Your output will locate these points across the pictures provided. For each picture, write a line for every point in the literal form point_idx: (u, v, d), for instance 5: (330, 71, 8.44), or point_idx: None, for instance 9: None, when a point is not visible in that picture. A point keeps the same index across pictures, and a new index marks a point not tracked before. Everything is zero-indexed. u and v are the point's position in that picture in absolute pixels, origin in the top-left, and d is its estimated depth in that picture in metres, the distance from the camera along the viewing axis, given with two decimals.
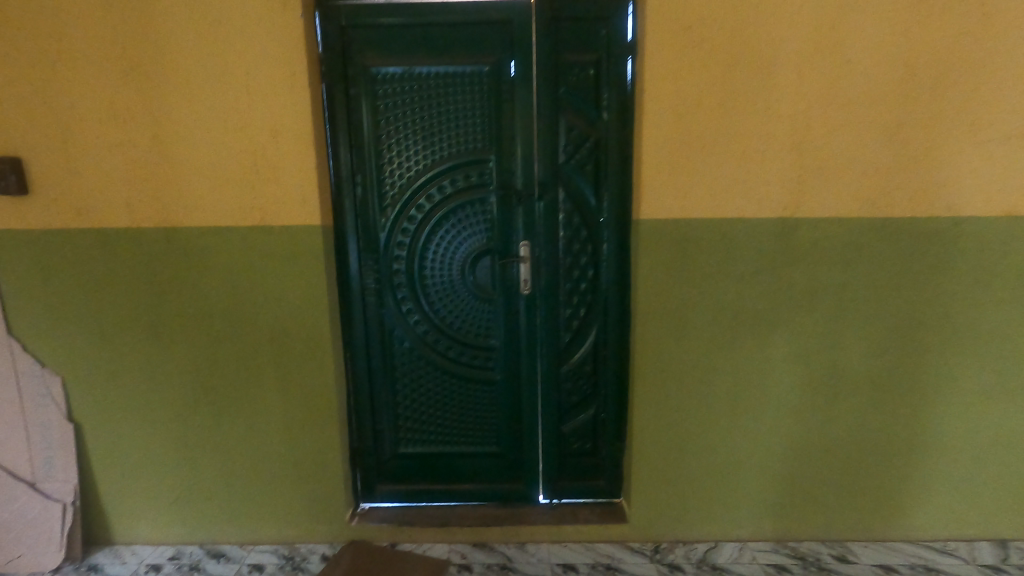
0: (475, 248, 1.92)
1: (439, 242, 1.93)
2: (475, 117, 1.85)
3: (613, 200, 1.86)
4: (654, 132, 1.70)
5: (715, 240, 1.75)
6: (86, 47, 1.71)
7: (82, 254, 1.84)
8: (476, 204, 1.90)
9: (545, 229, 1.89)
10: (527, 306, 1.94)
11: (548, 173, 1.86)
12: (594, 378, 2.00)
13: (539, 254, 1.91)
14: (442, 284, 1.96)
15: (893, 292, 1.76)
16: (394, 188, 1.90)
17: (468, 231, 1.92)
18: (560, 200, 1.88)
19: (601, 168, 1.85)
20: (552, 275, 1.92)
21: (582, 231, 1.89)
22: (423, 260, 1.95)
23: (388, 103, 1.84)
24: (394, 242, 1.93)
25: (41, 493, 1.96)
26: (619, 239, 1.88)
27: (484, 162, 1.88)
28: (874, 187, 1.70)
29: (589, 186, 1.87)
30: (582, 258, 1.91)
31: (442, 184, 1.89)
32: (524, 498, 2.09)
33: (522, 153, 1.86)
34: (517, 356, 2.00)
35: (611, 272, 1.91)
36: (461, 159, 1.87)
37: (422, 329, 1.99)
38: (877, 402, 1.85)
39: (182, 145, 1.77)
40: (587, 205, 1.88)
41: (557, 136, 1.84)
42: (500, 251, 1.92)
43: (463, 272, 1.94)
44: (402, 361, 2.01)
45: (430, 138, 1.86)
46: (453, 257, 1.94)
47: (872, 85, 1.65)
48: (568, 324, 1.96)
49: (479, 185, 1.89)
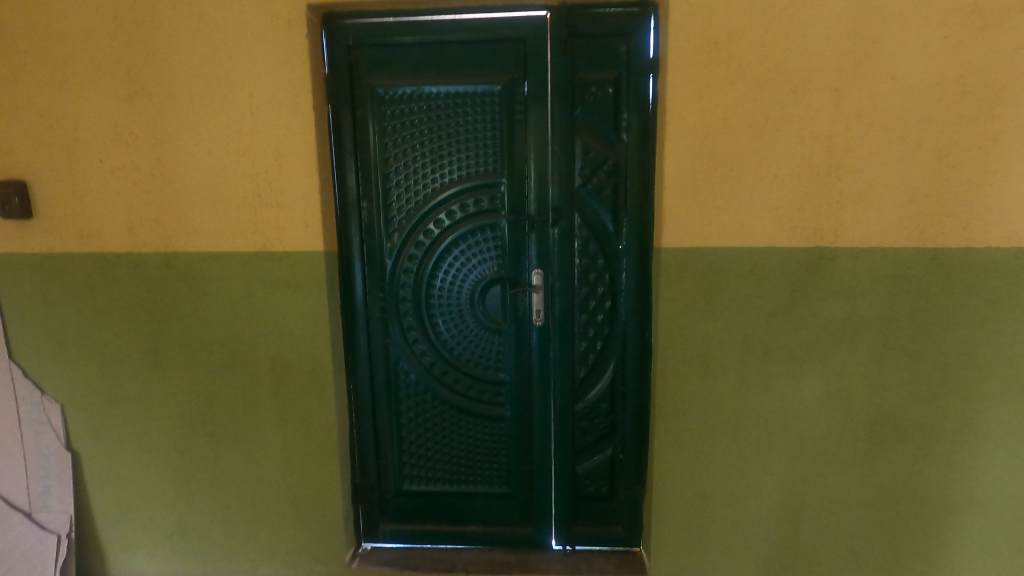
0: (485, 276, 1.82)
1: (448, 270, 1.84)
2: (486, 138, 1.76)
3: (632, 227, 1.74)
4: (676, 155, 1.58)
5: (743, 271, 1.61)
6: (93, 70, 1.69)
7: (84, 279, 1.80)
8: (487, 229, 1.80)
9: (559, 257, 1.78)
10: (540, 338, 1.83)
11: (563, 198, 1.76)
12: (611, 416, 1.86)
13: (553, 283, 1.80)
14: (450, 314, 1.86)
15: (945, 330, 1.59)
16: (402, 213, 1.82)
17: (478, 258, 1.82)
18: (576, 226, 1.77)
19: (620, 192, 1.74)
20: (566, 306, 1.81)
21: (599, 259, 1.78)
22: (431, 288, 1.85)
23: (396, 125, 1.76)
24: (400, 268, 1.85)
25: (37, 524, 1.90)
26: (639, 268, 1.76)
27: (495, 185, 1.78)
28: (922, 214, 1.54)
29: (607, 211, 1.75)
30: (599, 288, 1.79)
31: (451, 209, 1.80)
32: (535, 543, 1.96)
33: (535, 177, 1.76)
34: (529, 391, 1.88)
35: (630, 303, 1.78)
36: (471, 183, 1.78)
37: (429, 360, 1.89)
38: (928, 452, 1.66)
39: (185, 169, 1.72)
40: (604, 231, 1.76)
41: (573, 158, 1.74)
42: (511, 279, 1.81)
43: (472, 301, 1.84)
44: (408, 394, 1.92)
45: (439, 161, 1.78)
46: (462, 285, 1.84)
47: (919, 104, 1.50)
48: (584, 358, 1.83)
49: (490, 209, 1.79)
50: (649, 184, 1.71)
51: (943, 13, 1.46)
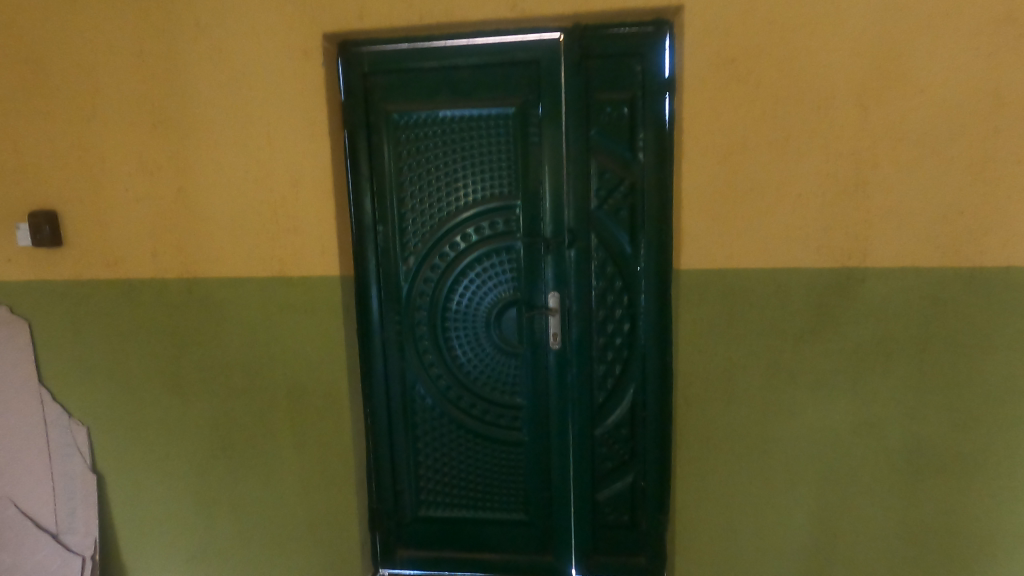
0: (501, 299, 1.80)
1: (464, 292, 1.82)
2: (501, 161, 1.75)
3: (650, 248, 1.70)
4: (694, 176, 1.55)
5: (767, 294, 1.56)
6: (120, 103, 1.74)
7: (110, 304, 1.84)
8: (502, 252, 1.79)
9: (576, 279, 1.75)
10: (557, 361, 1.79)
11: (579, 219, 1.73)
12: (632, 442, 1.81)
13: (570, 305, 1.77)
14: (466, 337, 1.84)
15: (988, 355, 1.49)
16: (417, 236, 1.81)
17: (493, 281, 1.80)
18: (592, 247, 1.74)
19: (637, 213, 1.70)
20: (583, 329, 1.77)
21: (616, 281, 1.74)
22: (447, 311, 1.84)
23: (412, 149, 1.77)
24: (416, 292, 1.84)
25: (62, 545, 1.93)
26: (659, 290, 1.71)
27: (510, 207, 1.76)
28: (958, 232, 1.46)
29: (624, 233, 1.71)
30: (617, 311, 1.75)
31: (466, 232, 1.79)
32: (555, 572, 1.90)
33: (550, 199, 1.74)
34: (547, 415, 1.84)
35: (650, 326, 1.73)
36: (485, 205, 1.77)
37: (445, 384, 1.87)
38: (973, 485, 1.55)
39: (206, 197, 1.75)
40: (622, 253, 1.72)
41: (588, 180, 1.71)
42: (527, 302, 1.79)
43: (488, 325, 1.82)
44: (424, 417, 1.90)
45: (454, 184, 1.77)
46: (477, 308, 1.82)
47: (950, 118, 1.44)
48: (603, 382, 1.79)
49: (505, 232, 1.78)
50: (667, 205, 1.67)
51: (973, 23, 1.40)
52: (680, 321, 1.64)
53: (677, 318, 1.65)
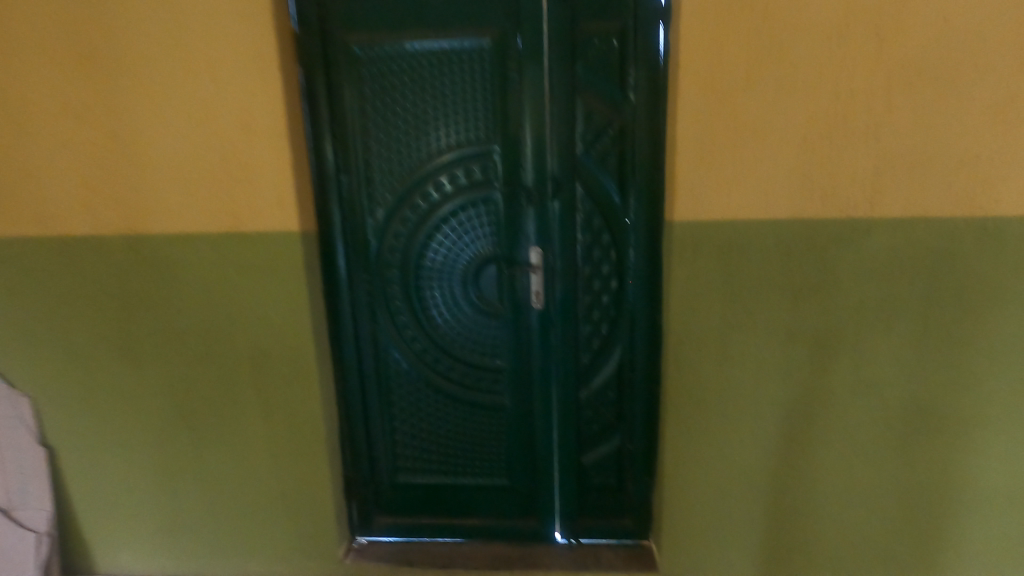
0: (479, 256, 1.66)
1: (438, 249, 1.68)
2: (477, 101, 1.57)
3: (641, 199, 1.56)
4: (690, 119, 1.40)
5: (765, 248, 1.44)
6: (35, 32, 1.50)
7: (45, 265, 1.66)
8: (479, 204, 1.63)
9: (560, 234, 1.62)
10: (540, 322, 1.68)
11: (562, 168, 1.58)
12: (618, 405, 1.73)
13: (553, 262, 1.64)
14: (442, 297, 1.71)
15: (992, 311, 1.41)
16: (385, 187, 1.65)
17: (470, 236, 1.66)
18: (578, 199, 1.60)
19: (627, 161, 1.55)
20: (567, 288, 1.65)
21: (603, 236, 1.61)
22: (420, 269, 1.70)
23: (377, 88, 1.58)
24: (386, 248, 1.69)
25: (14, 522, 1.81)
26: (649, 244, 1.59)
27: (487, 154, 1.60)
28: (971, 180, 1.35)
29: (612, 182, 1.57)
30: (603, 267, 1.63)
31: (440, 182, 1.63)
32: (538, 536, 1.85)
33: (532, 145, 1.58)
34: (529, 379, 1.74)
35: (639, 283, 1.62)
36: (460, 152, 1.60)
37: (420, 347, 1.75)
38: (969, 445, 1.50)
39: (144, 143, 1.55)
40: (610, 204, 1.59)
41: (573, 124, 1.56)
42: (507, 259, 1.65)
43: (466, 284, 1.69)
44: (399, 382, 1.79)
45: (424, 128, 1.60)
46: (453, 265, 1.68)
47: (973, 51, 1.29)
48: (588, 343, 1.69)
49: (482, 182, 1.62)
50: (660, 149, 1.52)
51: None
52: (671, 277, 1.53)
53: (669, 274, 1.53)
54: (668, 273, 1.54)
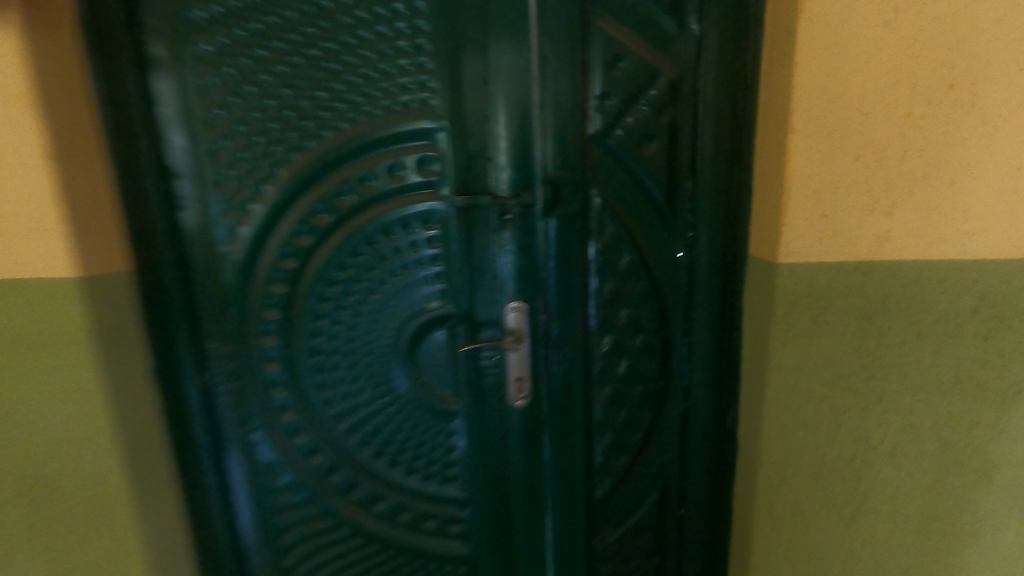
0: (416, 315, 0.94)
1: (344, 304, 0.95)
2: (405, 38, 0.85)
3: (706, 218, 0.88)
4: (824, 60, 0.70)
5: (956, 314, 0.74)
6: None
7: None
8: (413, 225, 0.91)
9: (558, 280, 0.91)
10: (524, 426, 0.98)
11: (563, 161, 0.87)
12: (656, 554, 1.05)
13: (547, 328, 0.93)
14: (355, 386, 0.98)
15: None
16: (247, 195, 0.88)
17: (400, 282, 0.94)
18: (591, 217, 0.89)
19: (681, 148, 0.86)
20: (572, 372, 0.95)
21: (636, 280, 0.91)
22: (315, 340, 0.96)
23: (213, 4, 0.82)
24: (255, 305, 0.92)
25: None
26: (718, 293, 0.91)
27: (426, 135, 0.88)
28: None
29: (654, 187, 0.88)
30: (636, 334, 0.94)
31: (343, 187, 0.90)
32: None
33: (507, 119, 0.87)
34: (507, 517, 1.04)
35: (698, 358, 0.94)
36: (377, 131, 0.88)
37: (327, 472, 1.00)
38: None
39: None
40: (648, 227, 0.89)
41: (585, 80, 0.85)
42: (466, 321, 0.94)
43: (395, 364, 0.97)
44: (293, 534, 1.02)
45: (312, 89, 0.87)
46: (372, 332, 0.96)
47: None
48: (607, 462, 1.00)
49: (418, 186, 0.90)
50: (747, 122, 0.84)
51: None
52: (762, 359, 0.84)
53: (761, 354, 0.84)
54: (755, 348, 0.86)
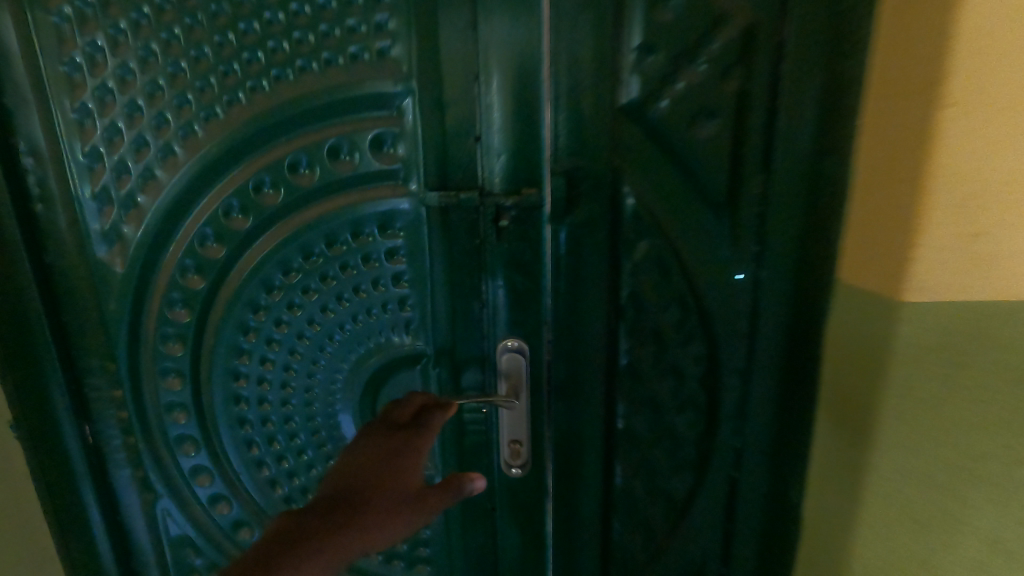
0: (374, 355, 0.69)
1: (275, 339, 0.70)
2: None
3: (782, 230, 0.63)
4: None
5: None
6: None
7: None
8: (367, 233, 0.64)
9: (569, 309, 0.66)
10: (518, 501, 0.73)
11: (582, 144, 0.61)
12: None
13: (552, 373, 0.69)
14: (293, 445, 0.74)
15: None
16: (133, 184, 0.65)
17: (349, 311, 0.68)
18: (619, 225, 0.64)
19: (752, 129, 0.60)
20: (585, 431, 0.71)
21: (677, 312, 0.66)
22: (235, 385, 0.72)
23: None
24: (155, 334, 0.71)
25: None
26: (789, 331, 0.66)
27: (383, 103, 0.60)
28: None
29: (709, 185, 0.62)
30: (672, 385, 0.69)
31: (266, 177, 0.64)
32: None
33: (503, 83, 0.60)
34: None
35: (757, 418, 0.69)
36: (310, 99, 0.61)
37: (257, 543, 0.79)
38: None
39: None
40: (698, 240, 0.64)
41: (616, 26, 0.58)
42: (441, 361, 0.69)
43: (345, 416, 0.72)
44: None
45: (216, 31, 0.60)
46: (313, 377, 0.71)
47: None
48: (626, 547, 0.75)
49: (371, 176, 0.63)
50: (856, 89, 0.57)
51: None
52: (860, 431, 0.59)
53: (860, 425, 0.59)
54: (848, 413, 0.61)
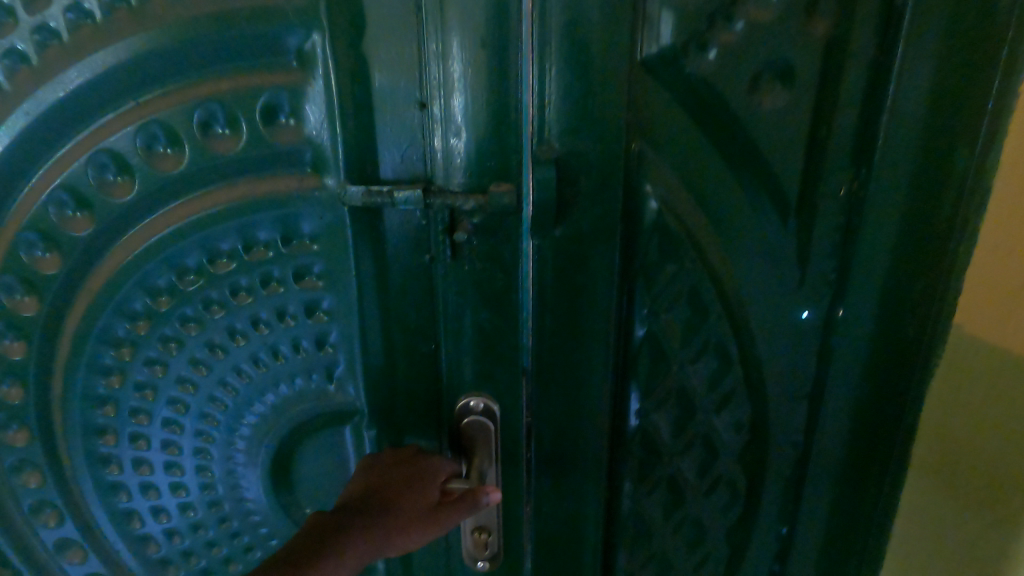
0: (285, 410, 0.49)
1: (146, 386, 0.49)
2: None
3: (874, 251, 0.42)
4: None
5: None
6: None
7: None
8: (263, 242, 0.44)
9: (557, 357, 0.46)
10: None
11: (581, 118, 0.41)
12: None
13: (534, 440, 0.49)
14: (187, 519, 0.54)
15: None
16: None
17: (246, 350, 0.48)
18: (632, 238, 0.44)
19: (845, 98, 0.39)
20: (575, 514, 0.52)
21: (711, 363, 0.47)
22: (99, 444, 0.51)
23: None
24: None
25: None
26: (867, 395, 0.46)
27: (275, 49, 0.40)
28: None
29: (771, 182, 0.42)
30: (697, 460, 0.50)
31: (105, 157, 0.42)
32: None
33: (462, 19, 0.38)
34: None
35: (813, 507, 0.50)
36: (160, 39, 0.39)
37: None
38: None
39: None
40: (748, 263, 0.44)
41: None
42: (375, 424, 0.49)
43: (252, 485, 0.52)
44: None
45: None
46: (204, 434, 0.51)
47: None
48: None
49: (264, 161, 0.42)
50: (1014, 38, 0.36)
51: None
52: (976, 554, 0.41)
53: (973, 541, 0.41)
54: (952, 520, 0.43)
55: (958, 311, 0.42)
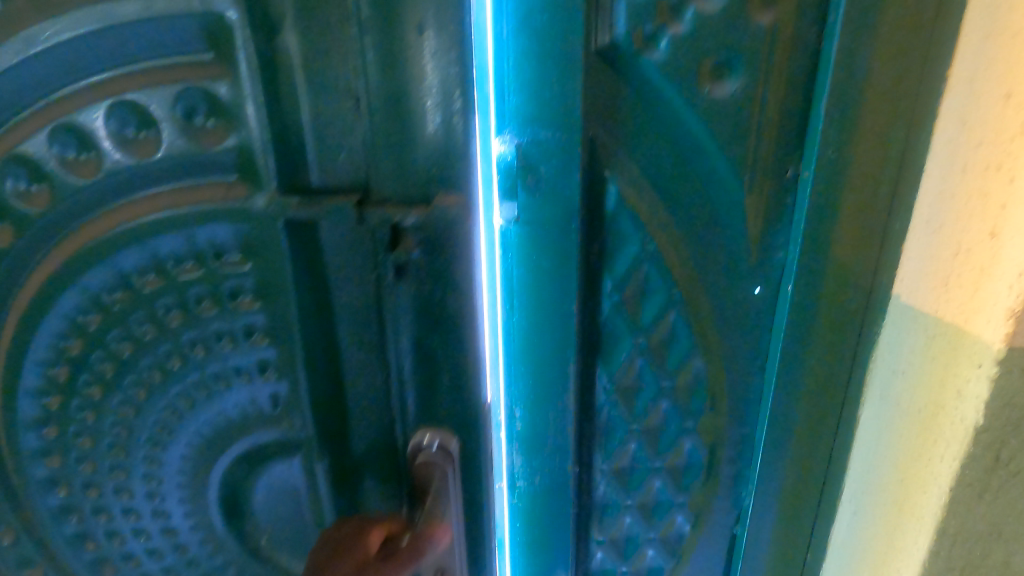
0: (225, 441, 0.46)
1: (53, 451, 0.41)
2: None
3: (817, 230, 0.45)
4: None
5: None
6: None
7: None
8: (189, 259, 0.40)
9: (512, 345, 0.48)
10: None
11: (535, 111, 0.41)
12: None
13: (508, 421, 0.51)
14: None
15: None
16: None
17: (177, 385, 0.43)
18: (594, 225, 0.45)
19: (789, 89, 0.42)
20: (534, 497, 0.54)
21: (670, 337, 0.49)
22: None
23: None
24: None
25: None
26: (819, 365, 0.50)
27: (184, 41, 0.35)
28: None
29: (726, 169, 0.44)
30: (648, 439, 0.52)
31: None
32: None
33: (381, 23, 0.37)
34: None
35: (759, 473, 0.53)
36: (57, 33, 0.34)
37: None
38: None
39: None
40: (707, 244, 0.46)
41: None
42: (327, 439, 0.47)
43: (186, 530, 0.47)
44: None
45: None
46: (126, 491, 0.44)
47: None
48: None
49: (188, 168, 0.38)
50: (928, 36, 0.40)
51: None
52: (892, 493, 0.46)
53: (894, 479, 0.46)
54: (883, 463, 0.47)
55: (897, 281, 0.46)
